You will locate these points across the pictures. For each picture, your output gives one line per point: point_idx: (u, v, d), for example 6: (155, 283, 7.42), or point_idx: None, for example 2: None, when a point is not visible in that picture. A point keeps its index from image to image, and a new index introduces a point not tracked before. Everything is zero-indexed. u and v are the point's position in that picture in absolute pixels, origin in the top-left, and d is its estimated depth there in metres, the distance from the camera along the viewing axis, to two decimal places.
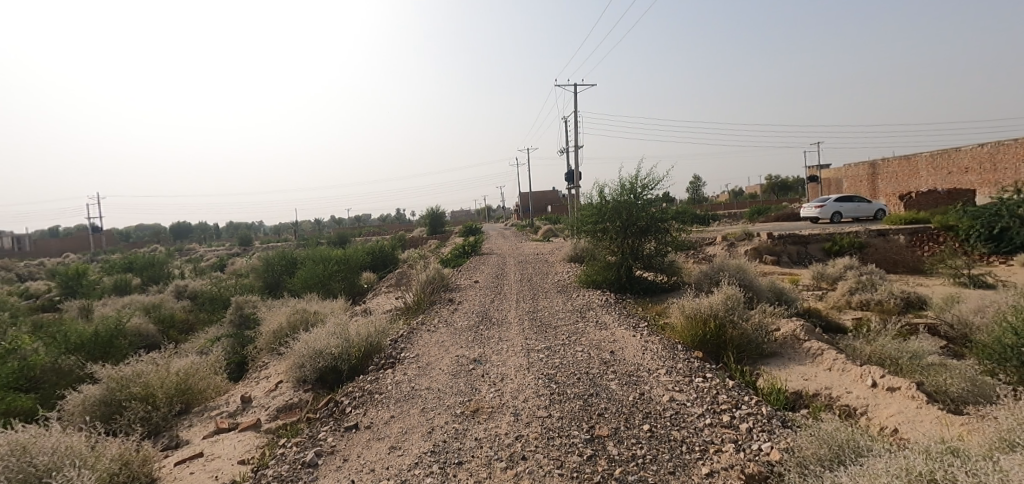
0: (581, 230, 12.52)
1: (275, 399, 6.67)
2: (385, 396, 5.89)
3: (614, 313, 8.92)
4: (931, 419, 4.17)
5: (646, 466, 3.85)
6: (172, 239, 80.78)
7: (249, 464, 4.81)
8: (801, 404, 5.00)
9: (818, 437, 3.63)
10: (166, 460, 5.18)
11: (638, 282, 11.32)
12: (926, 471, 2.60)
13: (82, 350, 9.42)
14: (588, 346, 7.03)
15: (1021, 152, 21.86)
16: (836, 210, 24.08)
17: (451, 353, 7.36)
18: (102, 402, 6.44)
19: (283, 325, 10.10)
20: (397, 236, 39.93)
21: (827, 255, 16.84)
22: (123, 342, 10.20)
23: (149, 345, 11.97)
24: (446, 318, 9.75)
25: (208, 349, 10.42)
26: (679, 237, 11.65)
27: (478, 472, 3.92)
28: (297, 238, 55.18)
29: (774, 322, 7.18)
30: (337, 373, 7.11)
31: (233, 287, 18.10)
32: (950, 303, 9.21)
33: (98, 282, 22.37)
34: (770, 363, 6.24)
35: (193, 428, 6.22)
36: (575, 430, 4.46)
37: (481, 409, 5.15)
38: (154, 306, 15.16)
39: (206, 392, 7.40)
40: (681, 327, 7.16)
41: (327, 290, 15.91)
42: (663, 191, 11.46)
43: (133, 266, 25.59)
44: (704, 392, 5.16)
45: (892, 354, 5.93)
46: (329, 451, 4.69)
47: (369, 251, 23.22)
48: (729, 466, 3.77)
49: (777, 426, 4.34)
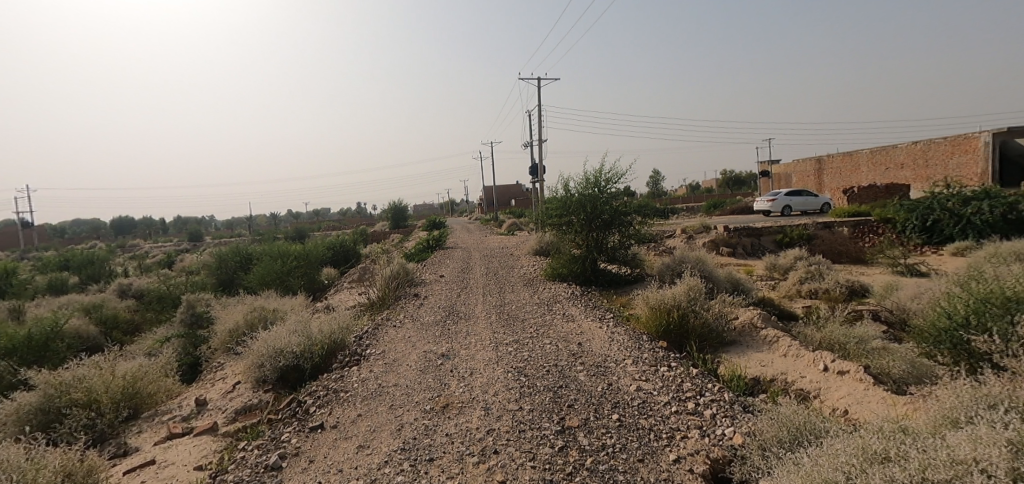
0: (545, 223, 12.55)
1: (233, 400, 6.38)
2: (351, 394, 5.75)
3: (581, 305, 9.03)
4: (878, 400, 4.45)
5: (616, 454, 3.93)
6: (113, 235, 76.10)
7: (206, 469, 4.59)
8: (759, 389, 5.25)
9: (778, 420, 3.80)
10: (113, 469, 4.88)
11: (603, 274, 11.52)
12: (882, 449, 2.80)
13: (14, 355, 8.71)
14: (556, 339, 7.09)
15: (950, 149, 23.62)
16: (787, 203, 25.25)
17: (418, 349, 7.25)
18: (40, 410, 5.99)
19: (240, 324, 9.68)
20: (359, 231, 39.01)
21: (779, 246, 17.62)
22: (61, 345, 9.51)
23: (91, 348, 11.21)
24: (412, 313, 9.58)
25: (157, 350, 9.86)
26: (642, 230, 11.89)
27: (450, 468, 3.88)
28: (252, 232, 52.99)
29: (733, 312, 7.47)
30: (299, 372, 6.87)
31: (183, 286, 17.20)
32: (890, 290, 9.85)
33: (30, 280, 20.75)
34: (730, 351, 6.49)
35: (143, 434, 5.87)
36: (546, 422, 4.49)
37: (451, 404, 5.10)
38: (94, 306, 14.18)
39: (157, 396, 6.99)
40: (645, 317, 7.34)
41: (286, 286, 15.36)
42: (626, 185, 11.62)
43: (71, 265, 23.92)
44: (670, 381, 5.30)
45: (840, 339, 6.29)
46: (293, 452, 4.54)
47: (329, 246, 22.54)
48: (695, 452, 3.89)
49: (738, 411, 4.52)
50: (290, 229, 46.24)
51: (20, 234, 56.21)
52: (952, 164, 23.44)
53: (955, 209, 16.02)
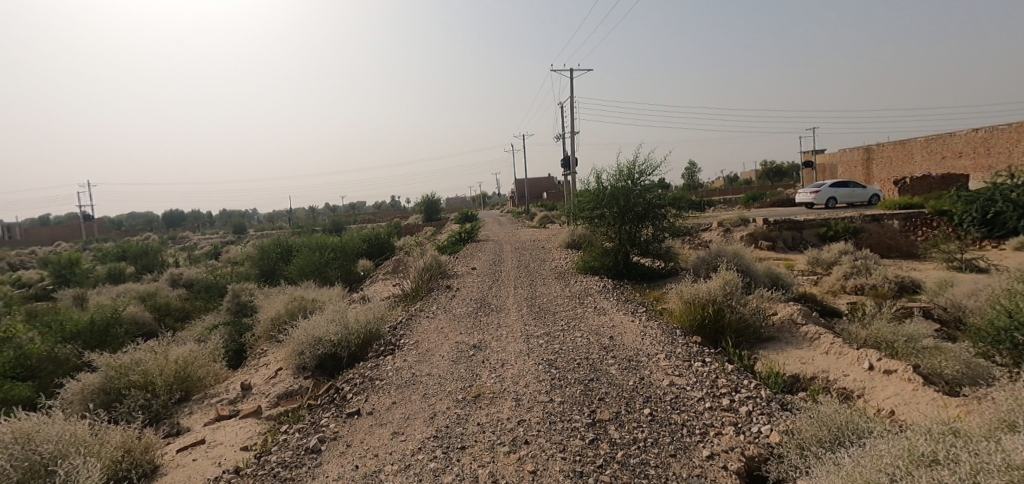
0: (577, 217, 12.47)
1: (275, 386, 6.68)
2: (386, 383, 5.91)
3: (613, 298, 8.97)
4: (927, 401, 4.24)
5: (648, 449, 3.90)
6: (164, 227, 80.34)
7: (252, 450, 4.83)
8: (798, 387, 5.07)
9: (818, 419, 3.68)
10: (167, 447, 5.21)
11: (636, 268, 11.37)
12: (930, 451, 2.68)
13: (79, 338, 9.37)
14: (587, 332, 7.07)
15: (1015, 136, 21.99)
16: (831, 195, 24.07)
17: (451, 340, 7.38)
18: (101, 390, 6.41)
19: (281, 313, 10.10)
20: (394, 224, 39.84)
21: (823, 240, 16.91)
22: (119, 331, 10.16)
23: (146, 334, 11.91)
24: (445, 305, 9.73)
25: (206, 336, 10.40)
26: (676, 223, 11.65)
27: (481, 457, 3.95)
28: (293, 225, 55.01)
29: (772, 307, 7.24)
30: (337, 360, 7.13)
31: (229, 276, 18.04)
32: (944, 287, 9.32)
33: (92, 270, 22.19)
34: (767, 347, 6.28)
35: (194, 415, 6.24)
36: (576, 415, 4.50)
37: (482, 395, 5.18)
38: (149, 294, 15.05)
39: (206, 380, 7.41)
40: (679, 311, 7.21)
41: (324, 277, 15.88)
42: (660, 177, 11.39)
43: (128, 255, 25.48)
44: (704, 376, 5.21)
45: (888, 338, 6.00)
46: (332, 437, 4.71)
47: (365, 238, 23.06)
48: (730, 449, 3.82)
49: (776, 409, 4.39)
50: (327, 222, 47.60)
51: (83, 228, 60.44)
52: (1017, 152, 21.81)
53: (1020, 201, 14.85)
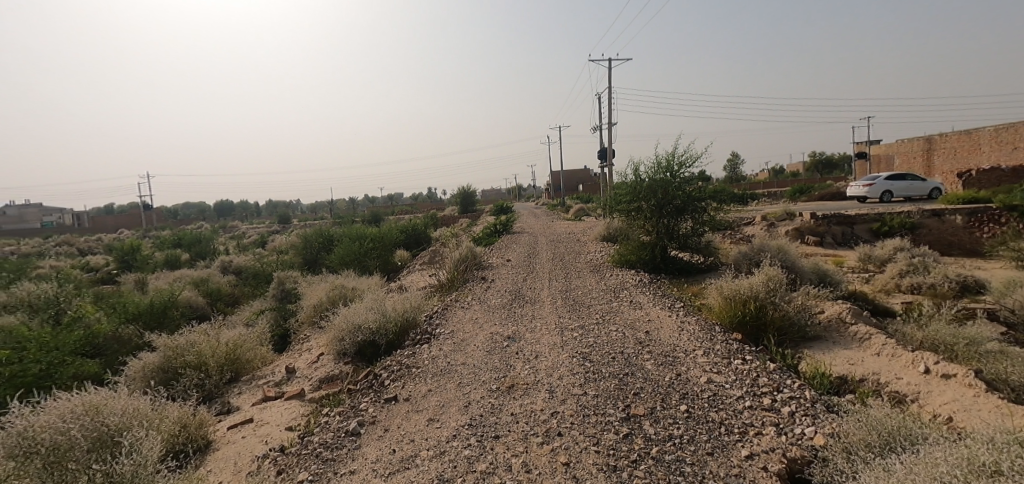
0: (614, 209, 12.28)
1: (318, 370, 6.96)
2: (422, 370, 6.05)
3: (649, 293, 8.81)
4: (990, 409, 3.98)
5: (684, 446, 3.83)
6: (216, 216, 84.68)
7: (296, 430, 5.06)
8: (846, 389, 4.85)
9: (867, 422, 3.52)
10: (220, 424, 5.52)
11: (674, 263, 11.12)
12: (991, 462, 2.52)
13: (140, 320, 10.04)
14: (622, 326, 6.99)
15: None
16: (887, 189, 22.68)
17: (485, 330, 7.46)
18: (160, 369, 6.85)
19: (323, 300, 10.47)
20: (430, 215, 40.48)
21: (876, 236, 16.01)
22: (175, 314, 10.81)
23: (199, 317, 12.63)
24: (480, 296, 9.84)
25: (254, 321, 10.93)
26: (717, 217, 11.29)
27: (515, 446, 4.00)
28: (335, 215, 56.74)
29: (818, 305, 6.93)
30: (375, 347, 7.34)
31: (275, 264, 18.85)
32: (1012, 287, 8.66)
33: (151, 256, 23.69)
34: (812, 347, 6.03)
35: (243, 395, 6.60)
36: (610, 409, 4.47)
37: (516, 386, 5.22)
38: (202, 280, 15.93)
39: (254, 362, 7.79)
40: (719, 307, 7.01)
41: (363, 267, 16.35)
42: (701, 169, 11.05)
43: (183, 243, 27.04)
44: (744, 375, 5.06)
45: (947, 340, 5.64)
46: (371, 421, 4.87)
47: (402, 229, 23.54)
48: (770, 450, 3.71)
49: (821, 411, 4.22)
50: (367, 214, 48.86)
51: (143, 217, 64.52)
52: None
53: None
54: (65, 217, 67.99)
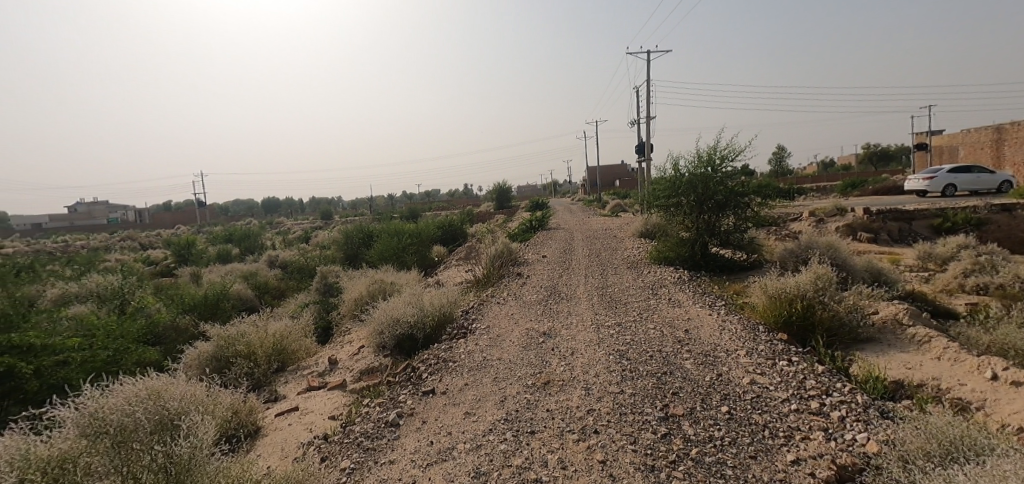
0: (652, 205, 12.04)
1: (359, 362, 7.18)
2: (459, 365, 6.13)
3: (689, 291, 8.60)
4: None
5: (725, 448, 3.73)
6: (263, 213, 88.59)
7: (339, 419, 5.25)
8: (902, 394, 4.58)
9: (927, 430, 3.31)
10: (268, 411, 5.79)
11: (714, 260, 10.80)
12: None
13: (195, 310, 10.65)
14: (661, 324, 6.85)
15: None
16: (950, 182, 21.19)
17: (521, 326, 7.48)
18: (214, 357, 7.24)
19: (363, 294, 10.79)
20: (466, 211, 40.90)
21: (937, 233, 15.01)
22: (227, 305, 11.40)
23: (249, 308, 13.27)
24: (515, 292, 9.88)
25: (299, 313, 11.38)
26: (761, 212, 10.88)
27: (550, 442, 4.00)
28: (375, 212, 58.27)
29: (872, 305, 6.57)
30: (413, 341, 7.50)
31: (318, 259, 19.55)
32: None
33: (205, 251, 25.05)
34: (865, 349, 5.73)
35: (289, 384, 6.89)
36: (648, 408, 4.40)
37: (551, 382, 5.22)
38: (250, 273, 16.71)
39: (299, 353, 8.12)
40: (762, 306, 6.76)
41: (401, 262, 16.72)
42: (744, 163, 10.67)
43: (233, 238, 28.45)
44: (790, 376, 4.86)
45: (1018, 344, 5.24)
46: (409, 413, 4.99)
47: (439, 225, 23.90)
48: (819, 456, 3.55)
49: (874, 416, 4.01)
50: (405, 210, 49.87)
51: (198, 213, 68.29)
52: None
53: None
54: (129, 214, 72.83)
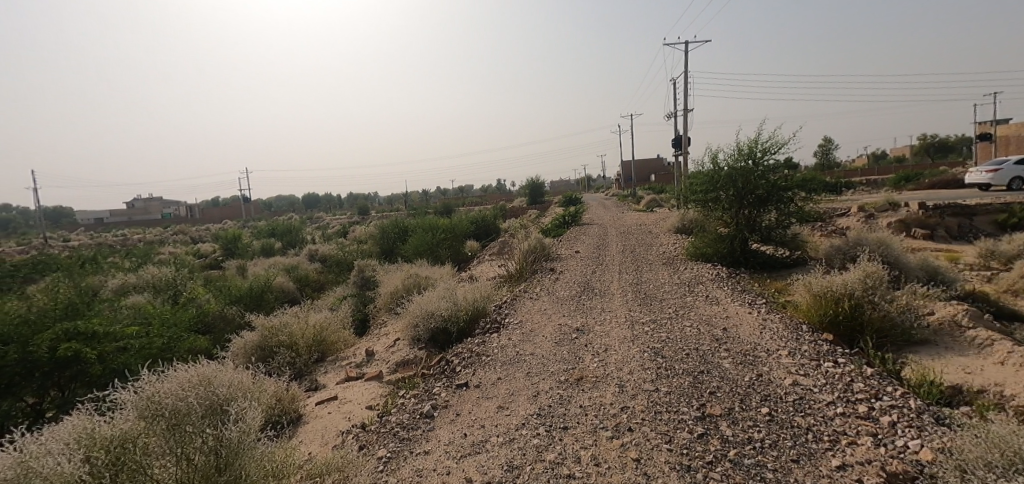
0: (689, 200, 11.74)
1: (394, 354, 7.34)
2: (492, 359, 6.19)
3: (727, 288, 8.35)
4: None
5: (766, 451, 3.62)
6: (303, 208, 91.76)
7: (376, 409, 5.40)
8: (960, 400, 4.31)
9: (988, 438, 3.10)
10: (310, 400, 6.02)
11: (755, 256, 10.44)
12: None
13: (241, 301, 11.16)
14: (697, 322, 6.69)
15: None
16: (1017, 175, 19.69)
17: (554, 322, 7.47)
18: (259, 347, 7.57)
19: (399, 288, 11.01)
20: (499, 207, 41.08)
21: (1001, 229, 13.99)
22: (270, 297, 11.88)
23: (291, 300, 13.80)
24: (548, 287, 9.86)
25: (338, 305, 11.74)
26: (805, 207, 10.42)
27: (584, 439, 3.99)
28: (410, 207, 59.33)
29: (927, 306, 6.20)
30: (447, 334, 7.61)
31: (355, 253, 20.10)
32: None
33: (250, 245, 26.17)
34: (919, 352, 5.42)
35: (329, 374, 7.13)
36: (684, 407, 4.32)
37: (585, 378, 5.19)
38: (292, 267, 17.35)
39: (338, 344, 8.39)
40: (806, 305, 6.49)
41: (435, 256, 16.97)
42: (788, 155, 10.23)
43: (276, 232, 29.62)
44: (835, 378, 4.66)
45: None
46: (443, 405, 5.08)
47: (473, 220, 24.11)
48: (867, 462, 3.40)
49: (929, 423, 3.80)
50: (439, 206, 50.53)
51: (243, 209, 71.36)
52: None
53: None
54: (181, 209, 76.93)
